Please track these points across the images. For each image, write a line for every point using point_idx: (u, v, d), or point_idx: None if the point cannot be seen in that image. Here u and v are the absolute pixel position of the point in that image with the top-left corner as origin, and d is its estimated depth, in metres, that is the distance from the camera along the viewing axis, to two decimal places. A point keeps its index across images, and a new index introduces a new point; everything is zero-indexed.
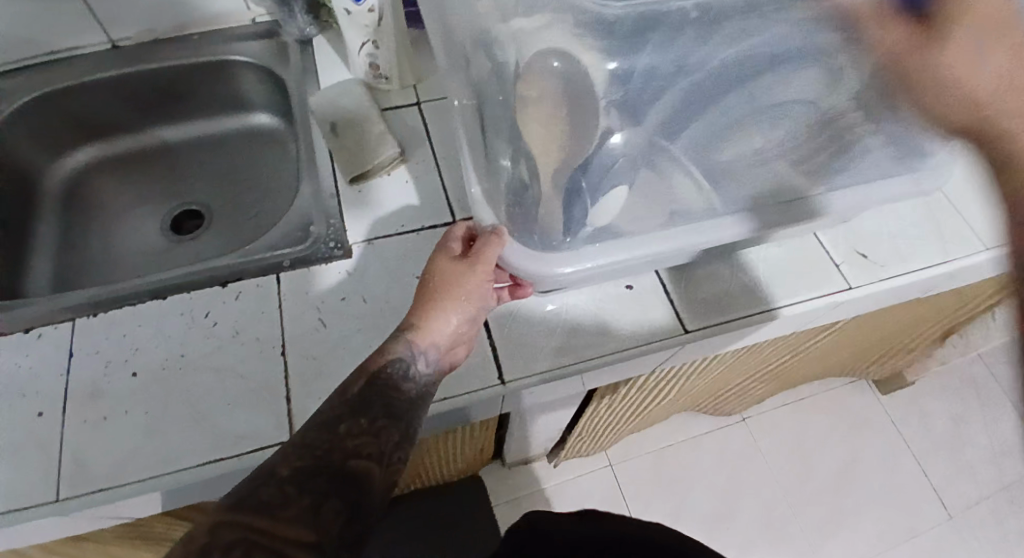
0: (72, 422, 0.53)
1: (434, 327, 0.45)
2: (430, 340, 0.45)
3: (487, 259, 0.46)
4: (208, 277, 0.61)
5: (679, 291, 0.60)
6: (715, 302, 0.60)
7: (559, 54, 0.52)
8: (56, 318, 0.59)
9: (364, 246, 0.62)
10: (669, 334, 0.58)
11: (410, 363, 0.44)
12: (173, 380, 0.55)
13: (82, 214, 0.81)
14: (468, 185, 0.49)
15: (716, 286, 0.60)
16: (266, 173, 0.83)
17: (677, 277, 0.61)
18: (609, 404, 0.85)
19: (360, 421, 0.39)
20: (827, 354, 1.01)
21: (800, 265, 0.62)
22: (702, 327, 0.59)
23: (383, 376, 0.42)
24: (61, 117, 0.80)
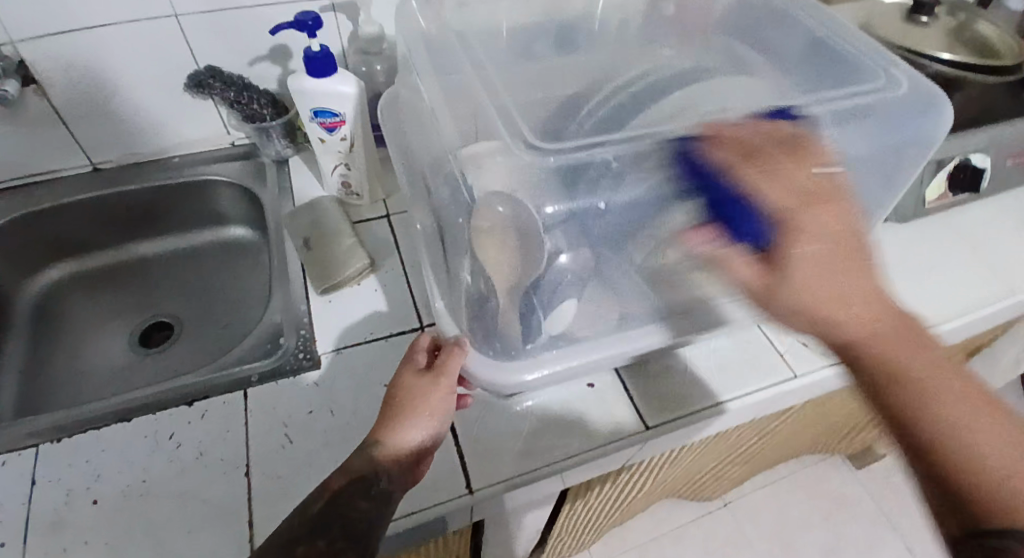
0: (28, 557, 0.52)
1: (396, 443, 0.46)
2: (392, 456, 0.46)
3: (451, 372, 0.48)
4: (177, 396, 0.62)
5: (638, 387, 0.62)
6: (673, 397, 0.62)
7: (504, 198, 0.49)
8: (19, 444, 0.59)
9: (332, 355, 0.63)
10: (630, 432, 0.59)
11: (373, 481, 0.44)
12: (135, 505, 0.55)
13: (52, 331, 0.82)
14: (433, 300, 0.55)
15: (672, 382, 0.63)
16: (238, 284, 0.85)
17: (636, 373, 0.63)
18: (586, 500, 0.85)
19: (317, 544, 0.40)
20: (796, 435, 1.03)
21: (750, 357, 0.65)
22: (661, 424, 0.60)
23: (346, 494, 0.44)
24: (37, 238, 0.82)
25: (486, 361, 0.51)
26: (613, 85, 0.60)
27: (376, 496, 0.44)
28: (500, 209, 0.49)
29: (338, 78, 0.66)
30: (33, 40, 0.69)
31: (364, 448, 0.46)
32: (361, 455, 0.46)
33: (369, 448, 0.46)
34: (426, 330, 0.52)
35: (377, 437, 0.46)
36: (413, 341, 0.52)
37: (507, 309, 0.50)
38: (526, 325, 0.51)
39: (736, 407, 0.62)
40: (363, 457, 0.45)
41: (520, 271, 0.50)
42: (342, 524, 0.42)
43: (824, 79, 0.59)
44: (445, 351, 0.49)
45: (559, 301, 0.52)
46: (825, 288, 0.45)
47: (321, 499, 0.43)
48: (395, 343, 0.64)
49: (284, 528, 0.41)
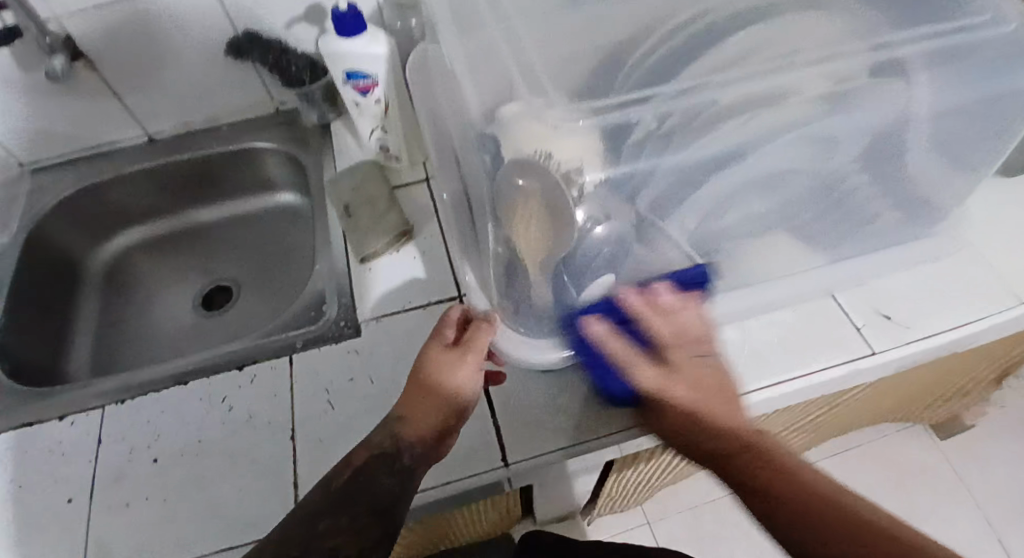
0: (97, 508, 0.56)
1: (419, 420, 0.47)
2: (413, 433, 0.47)
3: (478, 348, 0.48)
4: (228, 361, 0.64)
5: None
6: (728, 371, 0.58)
7: (522, 168, 0.46)
8: (87, 404, 0.62)
9: (372, 323, 0.64)
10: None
11: (397, 456, 0.46)
12: (190, 465, 0.57)
13: (121, 295, 0.87)
14: (463, 273, 0.54)
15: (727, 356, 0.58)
16: (289, 251, 0.87)
17: None
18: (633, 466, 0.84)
19: (340, 519, 0.43)
20: (870, 404, 0.96)
21: (820, 328, 0.60)
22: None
23: (366, 470, 0.45)
24: (101, 205, 0.86)
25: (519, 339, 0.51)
26: (656, 36, 0.55)
27: (400, 471, 0.46)
28: (520, 182, 0.46)
29: (369, 36, 0.64)
30: (78, 14, 0.71)
31: (390, 421, 0.48)
32: (385, 428, 0.47)
33: (394, 421, 0.48)
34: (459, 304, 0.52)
35: (404, 410, 0.48)
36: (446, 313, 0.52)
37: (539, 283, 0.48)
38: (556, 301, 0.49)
39: (800, 386, 0.57)
40: (387, 432, 0.47)
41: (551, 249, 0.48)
42: (365, 498, 0.44)
43: (900, 20, 0.53)
44: (473, 327, 0.49)
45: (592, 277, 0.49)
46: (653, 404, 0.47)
47: (344, 474, 0.45)
48: (434, 312, 0.63)
49: (309, 501, 0.43)
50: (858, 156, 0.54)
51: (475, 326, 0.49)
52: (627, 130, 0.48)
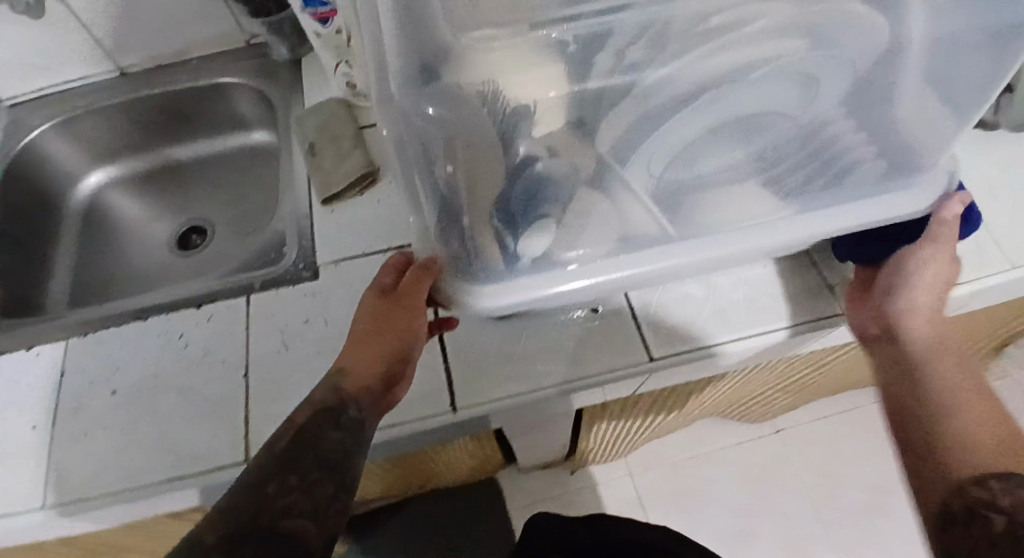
0: (56, 436, 0.57)
1: (362, 370, 0.49)
2: (356, 383, 0.48)
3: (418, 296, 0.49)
4: (187, 298, 0.63)
5: (646, 314, 0.58)
6: (686, 325, 0.58)
7: (435, 98, 0.42)
8: (52, 337, 0.63)
9: (331, 266, 0.63)
10: (634, 360, 0.56)
11: (341, 411, 0.47)
12: (146, 399, 0.57)
13: (100, 230, 0.87)
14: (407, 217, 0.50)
15: (689, 312, 0.58)
16: (263, 190, 0.85)
17: (647, 301, 0.59)
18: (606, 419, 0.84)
19: (289, 479, 0.43)
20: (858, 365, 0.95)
21: (786, 286, 0.60)
22: (668, 354, 0.57)
23: (307, 431, 0.46)
24: (74, 139, 0.85)
25: (469, 288, 0.48)
26: None
27: (344, 426, 0.47)
28: (431, 112, 0.42)
29: None
30: None
31: (332, 376, 0.49)
32: (327, 382, 0.49)
33: (337, 375, 0.49)
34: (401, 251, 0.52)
35: (348, 364, 0.49)
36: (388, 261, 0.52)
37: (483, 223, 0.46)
38: (499, 238, 0.47)
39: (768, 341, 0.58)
40: (329, 385, 0.48)
41: (481, 190, 0.45)
42: (309, 458, 0.45)
43: None
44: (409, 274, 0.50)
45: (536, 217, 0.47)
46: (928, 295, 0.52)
47: (286, 437, 0.46)
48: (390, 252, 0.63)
49: (256, 464, 0.44)
50: (841, 102, 0.48)
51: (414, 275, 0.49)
52: (586, 59, 0.43)
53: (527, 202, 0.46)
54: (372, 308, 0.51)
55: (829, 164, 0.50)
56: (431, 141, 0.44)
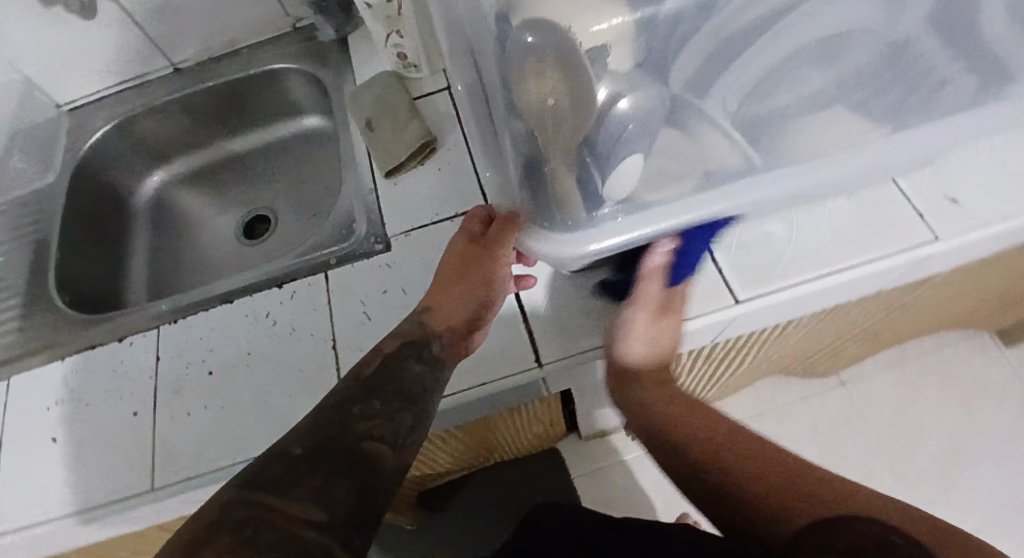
0: (159, 417, 0.59)
1: (449, 311, 0.53)
2: (443, 323, 0.53)
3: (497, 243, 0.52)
4: (266, 278, 0.64)
5: (727, 258, 0.56)
6: (770, 266, 0.55)
7: (530, 27, 0.46)
8: (143, 325, 0.65)
9: (402, 237, 0.63)
10: (718, 304, 0.54)
11: (425, 346, 0.51)
12: (242, 375, 0.59)
13: (169, 225, 0.90)
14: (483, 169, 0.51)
15: (775, 250, 0.56)
16: (319, 176, 0.87)
17: (726, 243, 0.56)
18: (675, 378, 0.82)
19: (373, 403, 0.45)
20: (935, 306, 0.93)
21: (872, 218, 0.57)
22: (755, 297, 0.54)
23: (394, 361, 0.49)
24: (137, 139, 0.88)
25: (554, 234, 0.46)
26: None
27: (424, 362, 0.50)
28: (527, 38, 0.45)
29: None
30: None
31: (420, 315, 0.53)
32: (415, 319, 0.53)
33: (424, 314, 0.53)
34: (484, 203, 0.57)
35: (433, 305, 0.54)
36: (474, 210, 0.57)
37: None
38: (579, 178, 0.45)
39: (861, 275, 0.55)
40: (417, 323, 0.53)
41: (574, 128, 0.45)
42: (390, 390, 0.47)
43: None
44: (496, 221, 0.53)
45: (621, 156, 0.45)
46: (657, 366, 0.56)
47: (373, 364, 0.48)
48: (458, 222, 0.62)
49: (343, 389, 0.46)
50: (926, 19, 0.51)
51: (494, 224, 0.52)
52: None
53: (610, 146, 0.45)
54: (461, 252, 0.55)
55: (909, 79, 0.50)
56: (518, 71, 0.45)
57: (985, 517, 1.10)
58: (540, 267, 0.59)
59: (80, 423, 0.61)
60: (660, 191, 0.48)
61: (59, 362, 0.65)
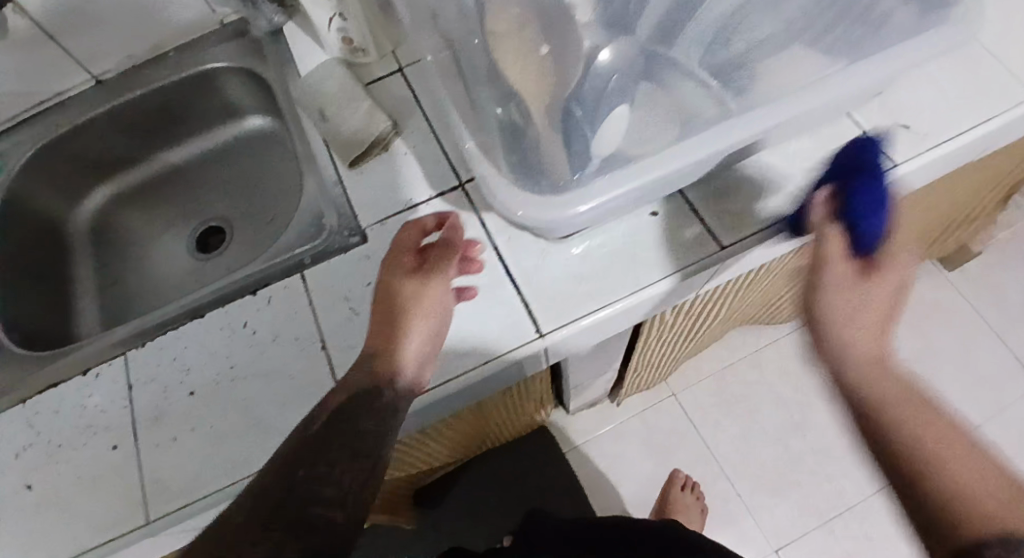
0: (143, 447, 0.55)
1: (394, 352, 0.49)
2: (390, 368, 0.49)
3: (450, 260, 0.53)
4: (239, 287, 0.61)
5: (706, 206, 0.56)
6: (749, 208, 0.56)
7: None
8: (108, 354, 0.60)
9: (377, 227, 0.61)
10: (705, 255, 0.54)
11: (376, 395, 0.47)
12: (228, 391, 0.55)
13: (113, 249, 0.84)
14: (460, 141, 0.45)
15: (750, 192, 0.56)
16: (274, 178, 0.83)
17: (705, 191, 0.56)
18: (659, 337, 0.83)
19: (319, 462, 0.41)
20: None
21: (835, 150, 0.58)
22: (738, 242, 0.55)
23: (341, 413, 0.45)
24: (66, 162, 0.81)
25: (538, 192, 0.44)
26: None
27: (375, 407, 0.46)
28: None
29: None
30: None
31: (372, 362, 0.49)
32: (368, 367, 0.49)
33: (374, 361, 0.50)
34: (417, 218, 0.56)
35: (383, 343, 0.50)
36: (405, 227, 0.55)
37: (546, 138, 0.48)
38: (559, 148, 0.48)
39: None
40: (370, 370, 0.48)
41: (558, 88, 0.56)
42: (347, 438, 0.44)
43: None
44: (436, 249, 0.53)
45: (607, 114, 0.57)
46: (867, 308, 0.42)
47: (319, 419, 0.45)
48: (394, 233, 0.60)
49: (287, 447, 0.43)
50: None
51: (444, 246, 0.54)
52: None
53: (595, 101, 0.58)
54: (398, 285, 0.52)
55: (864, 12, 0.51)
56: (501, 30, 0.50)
57: None
58: (526, 238, 0.57)
59: (55, 467, 0.56)
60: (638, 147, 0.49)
61: (21, 406, 0.60)
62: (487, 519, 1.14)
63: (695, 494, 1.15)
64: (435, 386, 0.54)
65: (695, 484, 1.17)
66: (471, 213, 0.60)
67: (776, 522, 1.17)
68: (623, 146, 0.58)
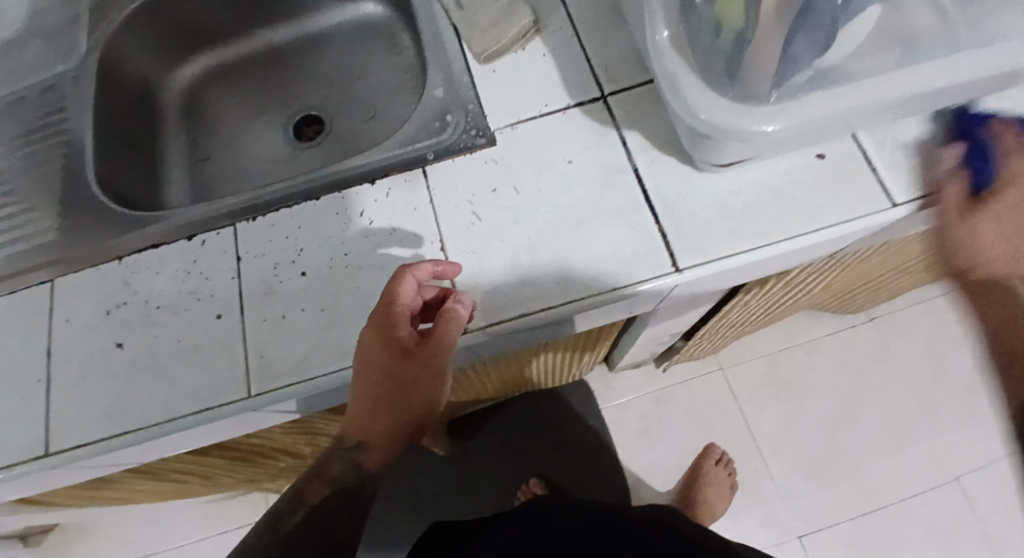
0: (249, 321, 0.54)
1: (370, 433, 0.54)
2: (368, 458, 0.56)
3: (445, 348, 0.49)
4: (355, 174, 0.58)
5: (883, 158, 0.54)
6: (928, 166, 0.53)
7: None
8: (215, 223, 0.58)
9: (508, 130, 0.57)
10: (879, 206, 0.52)
11: (358, 489, 0.57)
12: (342, 278, 0.54)
13: (203, 125, 0.81)
14: (656, 30, 0.44)
15: (932, 147, 0.54)
16: (376, 73, 0.79)
17: (880, 141, 0.54)
18: (744, 305, 0.78)
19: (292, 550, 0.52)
20: None
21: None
22: (914, 201, 0.52)
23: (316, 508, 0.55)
24: (168, 24, 0.78)
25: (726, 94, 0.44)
26: None
27: (348, 494, 0.56)
28: None
29: None
30: None
31: (350, 454, 0.56)
32: (348, 459, 0.56)
33: (355, 451, 0.56)
34: (408, 273, 0.48)
35: (364, 437, 0.55)
36: (393, 287, 0.48)
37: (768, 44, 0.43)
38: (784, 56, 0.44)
39: None
40: (350, 464, 0.56)
41: None
42: (313, 530, 0.54)
43: None
44: (439, 318, 0.48)
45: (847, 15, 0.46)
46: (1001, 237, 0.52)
47: (296, 509, 0.55)
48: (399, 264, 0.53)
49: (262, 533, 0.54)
50: None
51: (444, 323, 0.48)
52: None
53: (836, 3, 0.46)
54: (386, 354, 0.49)
55: None
56: None
57: (1001, 447, 1.11)
58: (673, 164, 0.54)
59: (153, 329, 0.55)
60: (858, 65, 0.46)
61: (118, 263, 0.59)
62: (519, 462, 1.13)
63: (728, 470, 1.09)
64: (559, 303, 0.52)
65: (729, 458, 1.12)
66: (612, 129, 0.56)
67: (810, 509, 1.10)
68: (847, 63, 0.46)
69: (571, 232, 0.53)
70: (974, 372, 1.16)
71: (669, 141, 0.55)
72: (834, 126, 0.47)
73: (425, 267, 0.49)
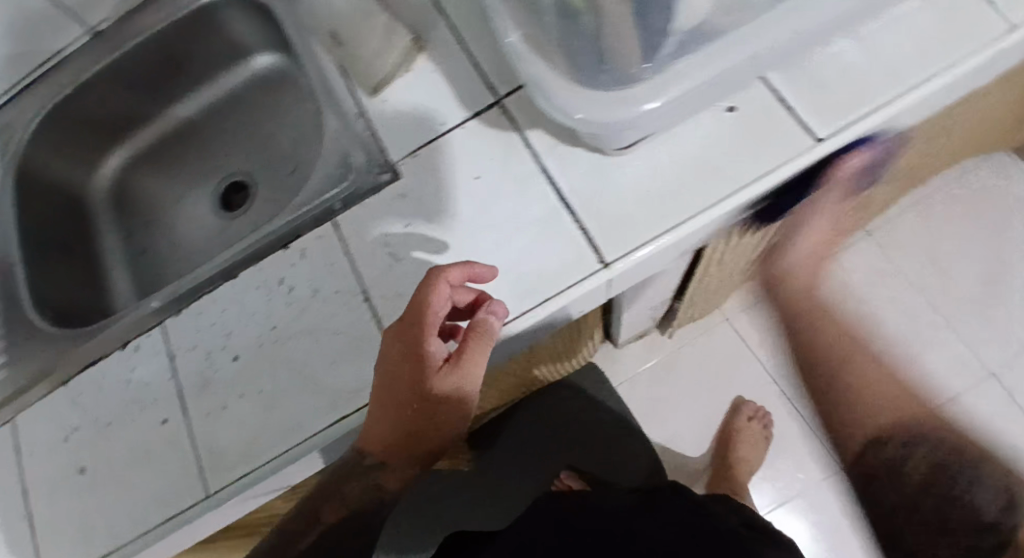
0: (193, 418, 0.53)
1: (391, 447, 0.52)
2: (393, 478, 0.58)
3: (476, 365, 0.46)
4: (271, 243, 0.56)
5: (799, 93, 0.50)
6: (848, 91, 0.49)
7: None
8: (146, 325, 0.57)
9: (408, 160, 0.55)
10: (804, 148, 0.48)
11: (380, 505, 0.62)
12: (273, 353, 0.52)
13: (135, 216, 0.80)
14: (505, 34, 0.43)
15: (851, 69, 0.50)
16: (291, 121, 0.77)
17: (794, 75, 0.50)
18: (712, 264, 0.73)
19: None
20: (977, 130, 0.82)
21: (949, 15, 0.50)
22: (839, 131, 0.49)
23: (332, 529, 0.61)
24: (76, 128, 0.77)
25: (603, 85, 0.42)
26: None
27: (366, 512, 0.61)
28: None
29: None
30: None
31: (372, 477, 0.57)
32: (372, 479, 0.57)
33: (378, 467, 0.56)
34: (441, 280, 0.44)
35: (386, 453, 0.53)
36: (424, 296, 0.45)
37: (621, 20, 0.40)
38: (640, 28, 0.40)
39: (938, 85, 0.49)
40: (373, 486, 0.59)
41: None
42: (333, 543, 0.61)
43: None
44: (471, 331, 0.46)
45: None
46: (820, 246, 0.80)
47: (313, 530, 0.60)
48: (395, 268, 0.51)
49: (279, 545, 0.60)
50: None
51: (474, 340, 0.45)
52: None
53: None
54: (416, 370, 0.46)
55: None
56: None
57: None
58: (581, 155, 0.51)
59: (108, 445, 0.55)
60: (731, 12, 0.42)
61: (64, 385, 0.58)
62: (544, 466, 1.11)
63: (763, 425, 1.05)
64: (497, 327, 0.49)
65: (765, 412, 1.07)
66: (515, 133, 0.53)
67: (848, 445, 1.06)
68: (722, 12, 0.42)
69: (494, 251, 0.51)
70: (987, 263, 1.09)
71: (574, 132, 0.52)
72: (730, 84, 0.44)
73: (460, 272, 0.46)
